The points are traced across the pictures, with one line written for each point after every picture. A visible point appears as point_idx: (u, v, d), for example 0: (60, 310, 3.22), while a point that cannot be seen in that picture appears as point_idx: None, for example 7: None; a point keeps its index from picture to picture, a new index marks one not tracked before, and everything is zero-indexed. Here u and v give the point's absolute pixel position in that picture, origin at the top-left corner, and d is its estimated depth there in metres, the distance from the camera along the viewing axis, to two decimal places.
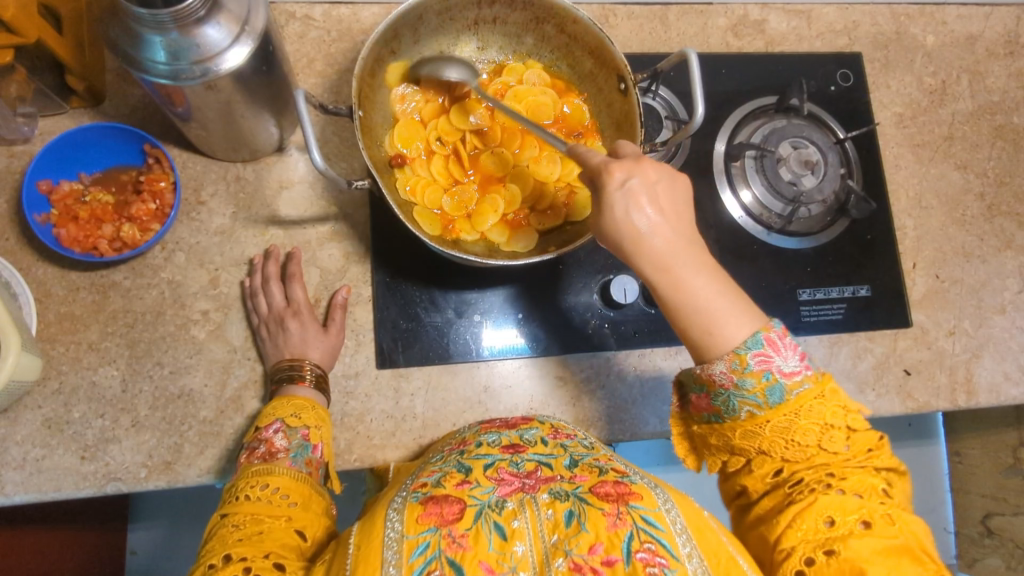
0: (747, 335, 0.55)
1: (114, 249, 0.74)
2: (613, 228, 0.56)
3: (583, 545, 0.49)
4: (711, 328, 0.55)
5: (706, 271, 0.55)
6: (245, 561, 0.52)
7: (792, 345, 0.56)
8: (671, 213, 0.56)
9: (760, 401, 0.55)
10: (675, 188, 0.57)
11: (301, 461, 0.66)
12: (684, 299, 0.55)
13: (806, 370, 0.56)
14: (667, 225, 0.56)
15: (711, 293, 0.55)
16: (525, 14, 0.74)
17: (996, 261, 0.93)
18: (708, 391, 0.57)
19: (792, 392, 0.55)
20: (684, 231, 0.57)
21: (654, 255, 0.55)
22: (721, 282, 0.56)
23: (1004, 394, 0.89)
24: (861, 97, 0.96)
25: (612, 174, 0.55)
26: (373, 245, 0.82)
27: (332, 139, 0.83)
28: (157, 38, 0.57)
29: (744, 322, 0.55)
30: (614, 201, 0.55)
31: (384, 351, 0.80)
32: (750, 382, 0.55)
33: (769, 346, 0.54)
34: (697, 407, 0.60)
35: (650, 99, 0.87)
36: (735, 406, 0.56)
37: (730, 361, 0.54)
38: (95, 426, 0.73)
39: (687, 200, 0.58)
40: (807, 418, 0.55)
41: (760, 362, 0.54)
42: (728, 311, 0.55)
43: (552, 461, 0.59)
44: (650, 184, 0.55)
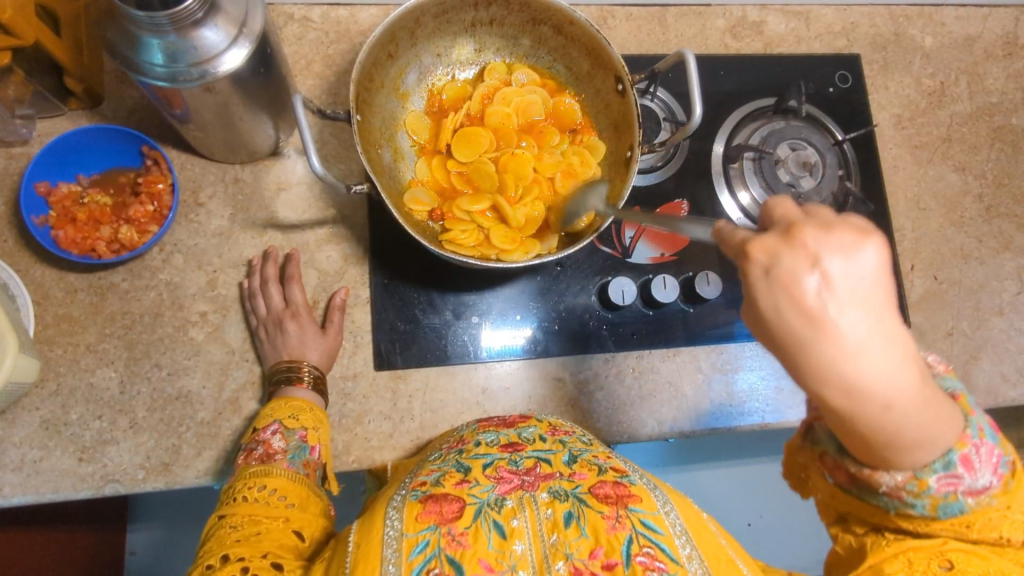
0: (938, 457, 0.39)
1: (112, 251, 0.74)
2: (762, 332, 0.34)
3: (583, 550, 0.50)
4: (896, 456, 0.38)
5: (920, 390, 0.34)
6: (243, 561, 0.53)
7: (988, 454, 0.41)
8: (872, 311, 0.32)
9: (926, 513, 0.43)
10: (872, 264, 0.32)
11: (299, 462, 0.66)
12: (874, 430, 0.35)
13: (997, 484, 0.43)
14: (869, 336, 0.32)
15: (912, 417, 0.36)
16: (521, 16, 0.74)
17: (995, 262, 0.93)
18: (862, 487, 0.44)
19: (969, 508, 0.43)
20: (893, 328, 0.33)
21: (836, 380, 0.33)
22: (929, 396, 0.35)
23: (1002, 396, 0.89)
24: (860, 98, 0.96)
25: (750, 255, 0.34)
26: (371, 246, 0.82)
27: (330, 140, 0.83)
28: (155, 40, 0.57)
29: (941, 438, 0.38)
30: (757, 298, 0.33)
31: (382, 352, 0.80)
32: (924, 502, 0.42)
33: (963, 468, 0.40)
34: (829, 471, 0.46)
35: (648, 100, 0.87)
36: (891, 507, 0.44)
37: (905, 481, 0.41)
38: (93, 428, 0.73)
39: (891, 271, 0.33)
40: (978, 530, 0.44)
41: (944, 484, 0.41)
42: (927, 432, 0.37)
43: (551, 457, 0.59)
44: (827, 268, 0.32)
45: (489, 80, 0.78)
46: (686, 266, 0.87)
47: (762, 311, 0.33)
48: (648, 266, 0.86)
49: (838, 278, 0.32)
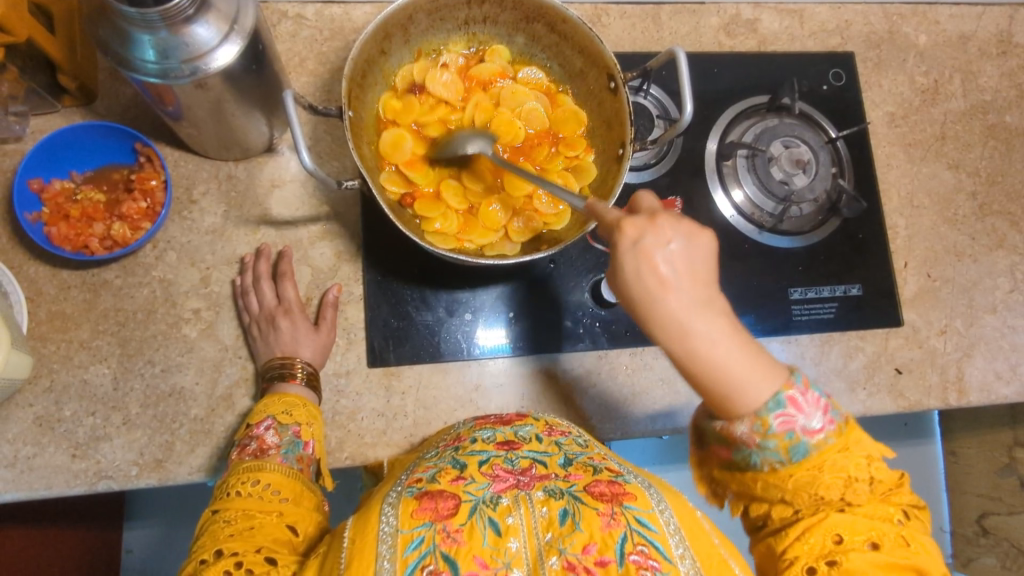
0: (769, 396, 0.50)
1: (104, 248, 0.74)
2: (624, 288, 0.49)
3: (577, 544, 0.49)
4: (739, 403, 0.50)
5: (734, 340, 0.49)
6: (237, 556, 0.53)
7: (815, 400, 0.51)
8: (691, 276, 0.49)
9: (783, 459, 0.52)
10: (698, 246, 0.49)
11: (293, 457, 0.66)
12: (702, 367, 0.49)
13: (830, 426, 0.52)
14: (687, 291, 0.48)
15: (736, 363, 0.49)
16: (515, 14, 0.75)
17: (988, 260, 0.94)
18: (727, 444, 0.53)
19: (816, 448, 0.52)
20: (706, 291, 0.49)
21: (667, 322, 0.48)
22: (743, 343, 0.49)
23: (995, 393, 0.90)
24: (853, 96, 0.96)
25: (623, 231, 0.49)
26: (365, 244, 0.82)
27: (324, 138, 0.83)
28: (146, 37, 0.58)
29: (768, 386, 0.50)
30: (622, 261, 0.49)
31: (376, 349, 0.80)
32: (773, 442, 0.51)
33: (793, 406, 0.50)
34: (716, 454, 0.56)
35: (641, 98, 0.87)
36: (757, 463, 0.53)
37: (753, 424, 0.51)
38: (86, 424, 0.73)
39: (714, 254, 0.50)
40: (832, 476, 0.52)
41: (783, 423, 0.51)
42: (754, 380, 0.50)
43: (546, 459, 0.59)
44: (668, 243, 0.48)
45: (490, 63, 0.78)
46: None
47: (624, 270, 0.49)
48: None
49: (676, 251, 0.48)
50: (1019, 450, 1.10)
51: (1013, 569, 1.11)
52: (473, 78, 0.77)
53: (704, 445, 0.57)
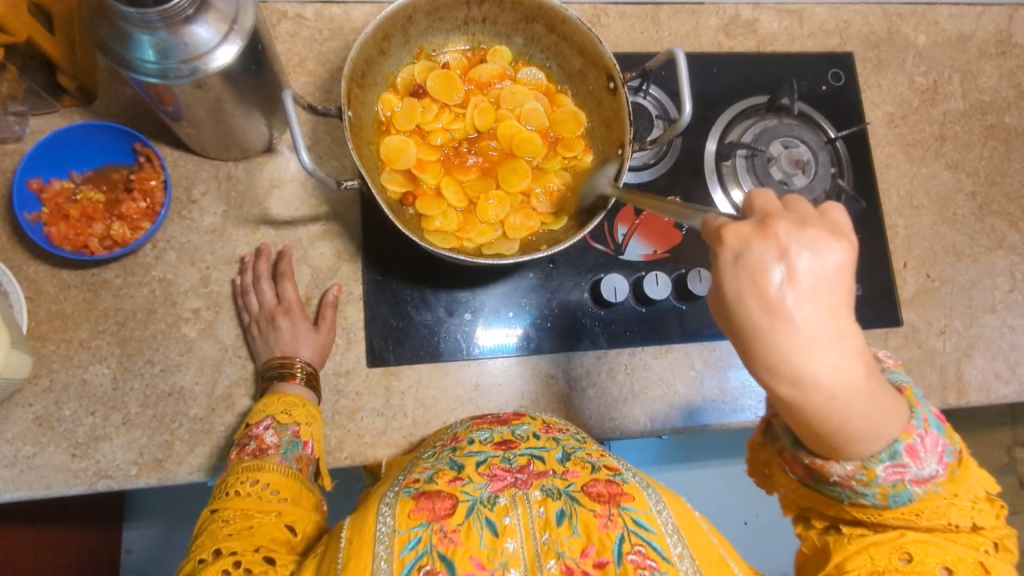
0: (884, 446, 0.46)
1: (104, 247, 0.74)
2: (727, 314, 0.40)
3: (575, 548, 0.50)
4: (841, 443, 0.44)
5: (863, 386, 0.41)
6: (235, 556, 0.53)
7: (931, 444, 0.47)
8: (817, 304, 0.38)
9: (877, 500, 0.49)
10: (827, 263, 0.38)
11: (292, 457, 0.66)
12: (817, 415, 0.41)
13: (942, 471, 0.48)
14: (812, 322, 0.38)
15: (854, 405, 0.41)
16: (514, 14, 0.75)
17: (988, 260, 0.94)
18: (816, 475, 0.50)
19: (917, 491, 0.48)
20: (837, 320, 0.39)
21: (783, 361, 0.39)
22: (870, 388, 0.41)
23: (994, 393, 0.90)
24: (852, 97, 0.96)
25: (725, 242, 0.40)
26: (364, 243, 0.82)
27: (323, 138, 0.83)
28: (146, 37, 0.58)
29: (880, 428, 0.44)
30: (727, 283, 0.39)
31: (375, 349, 0.80)
32: (874, 490, 0.48)
33: (907, 455, 0.46)
34: (785, 465, 0.52)
35: (641, 98, 0.87)
36: (842, 492, 0.50)
37: (855, 470, 0.47)
38: (86, 424, 0.73)
39: (847, 276, 0.39)
40: (927, 516, 0.50)
41: (891, 473, 0.47)
42: (864, 421, 0.43)
43: (544, 455, 0.59)
44: (786, 259, 0.38)
45: (491, 63, 0.78)
46: (680, 263, 0.87)
47: (728, 293, 0.39)
48: (641, 263, 0.86)
49: (802, 274, 0.38)
50: None
51: None
52: (474, 78, 0.78)
53: (775, 455, 0.53)
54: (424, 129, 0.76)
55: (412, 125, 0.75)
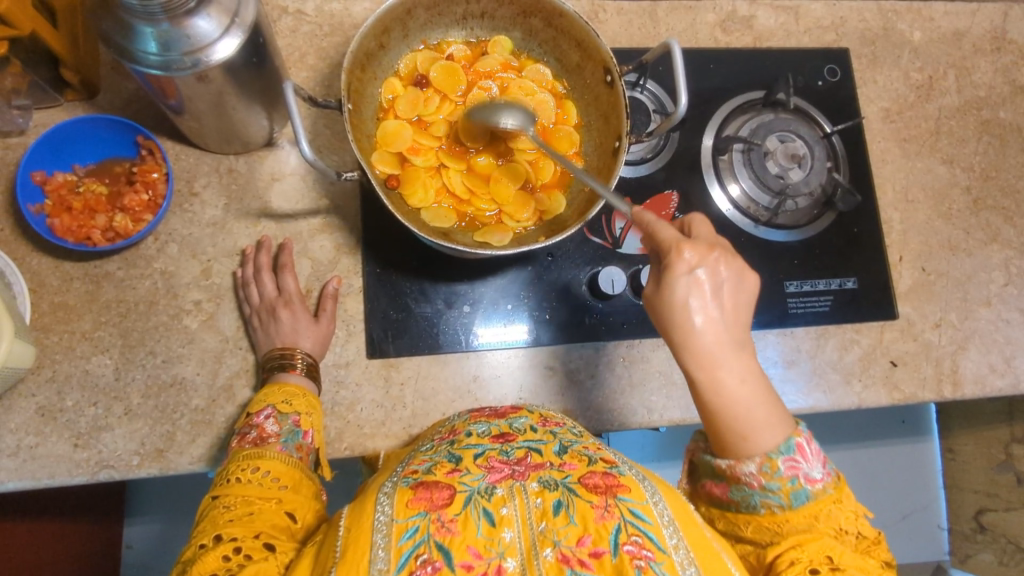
0: (779, 441, 0.56)
1: (107, 239, 0.75)
2: (675, 310, 0.57)
3: (571, 537, 0.50)
4: (746, 433, 0.56)
5: (755, 384, 0.57)
6: (235, 541, 0.54)
7: (817, 452, 0.57)
8: (729, 312, 0.58)
9: (783, 502, 0.55)
10: (741, 287, 0.59)
11: (292, 446, 0.67)
12: (725, 399, 0.56)
13: (829, 477, 0.56)
14: (724, 326, 0.57)
15: (752, 401, 0.56)
16: (511, 9, 0.76)
17: (983, 253, 0.94)
18: (728, 484, 0.57)
19: (815, 497, 0.55)
20: (739, 330, 0.58)
21: (702, 349, 0.57)
22: (763, 388, 0.57)
23: (989, 386, 0.90)
24: (847, 92, 0.97)
25: (682, 256, 0.57)
26: (364, 236, 0.83)
27: (324, 131, 0.84)
28: (149, 29, 0.59)
29: (775, 430, 0.56)
30: (678, 285, 0.57)
31: (375, 340, 0.81)
32: (777, 485, 0.55)
33: (800, 452, 0.56)
34: (710, 492, 0.60)
35: (637, 93, 0.89)
36: (755, 504, 0.56)
37: (761, 464, 0.55)
38: (88, 414, 0.74)
39: (750, 300, 0.59)
40: (824, 524, 0.55)
41: (788, 467, 0.55)
42: (766, 415, 0.56)
43: (541, 448, 0.60)
44: (717, 277, 0.57)
45: (492, 54, 0.78)
46: None
47: (676, 293, 0.57)
48: (638, 256, 0.87)
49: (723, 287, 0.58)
50: (1016, 447, 1.10)
51: (1010, 566, 1.12)
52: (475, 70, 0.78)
53: (702, 485, 0.61)
54: (424, 121, 0.76)
55: (412, 113, 0.76)
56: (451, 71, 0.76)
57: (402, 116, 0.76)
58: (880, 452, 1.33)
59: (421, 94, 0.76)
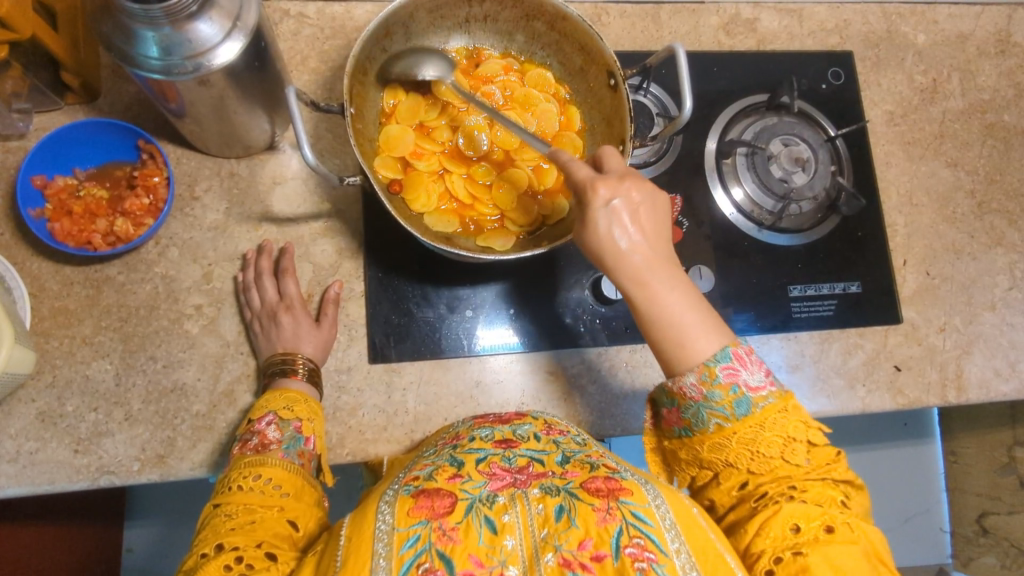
0: (715, 349, 0.57)
1: (108, 244, 0.75)
2: (598, 244, 0.57)
3: (572, 541, 0.50)
4: (686, 347, 0.57)
5: (689, 296, 0.58)
6: (237, 551, 0.53)
7: (757, 361, 0.59)
8: (652, 234, 0.58)
9: (727, 412, 0.57)
10: (656, 205, 0.58)
11: (294, 452, 0.66)
12: (661, 317, 0.57)
13: (770, 386, 0.58)
14: (649, 247, 0.57)
15: (687, 312, 0.57)
16: (515, 11, 0.75)
17: (988, 257, 0.94)
18: (679, 404, 0.60)
19: (757, 405, 0.57)
20: (664, 247, 0.58)
21: (634, 273, 0.57)
22: (696, 299, 0.58)
23: (994, 390, 0.90)
24: (851, 95, 0.96)
25: (597, 191, 0.56)
26: (367, 240, 0.82)
27: (325, 135, 0.83)
28: (150, 33, 0.58)
29: (713, 337, 0.57)
30: (598, 220, 0.56)
31: (377, 345, 0.80)
32: (718, 394, 0.57)
33: (738, 361, 0.57)
34: (669, 421, 0.62)
35: (641, 96, 0.88)
36: (704, 418, 0.58)
37: (700, 374, 0.57)
38: (88, 419, 0.73)
39: (668, 217, 0.59)
40: (771, 431, 0.57)
41: (727, 375, 0.57)
42: (702, 325, 0.57)
43: (544, 457, 0.59)
44: (633, 203, 0.57)
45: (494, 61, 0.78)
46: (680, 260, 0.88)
47: (598, 229, 0.56)
48: None
49: (641, 212, 0.57)
50: (1018, 450, 1.09)
51: (1012, 569, 1.12)
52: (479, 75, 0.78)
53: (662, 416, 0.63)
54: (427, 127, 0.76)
55: (416, 119, 0.76)
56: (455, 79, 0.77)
57: (405, 122, 0.75)
58: (882, 454, 1.32)
59: (423, 100, 0.76)
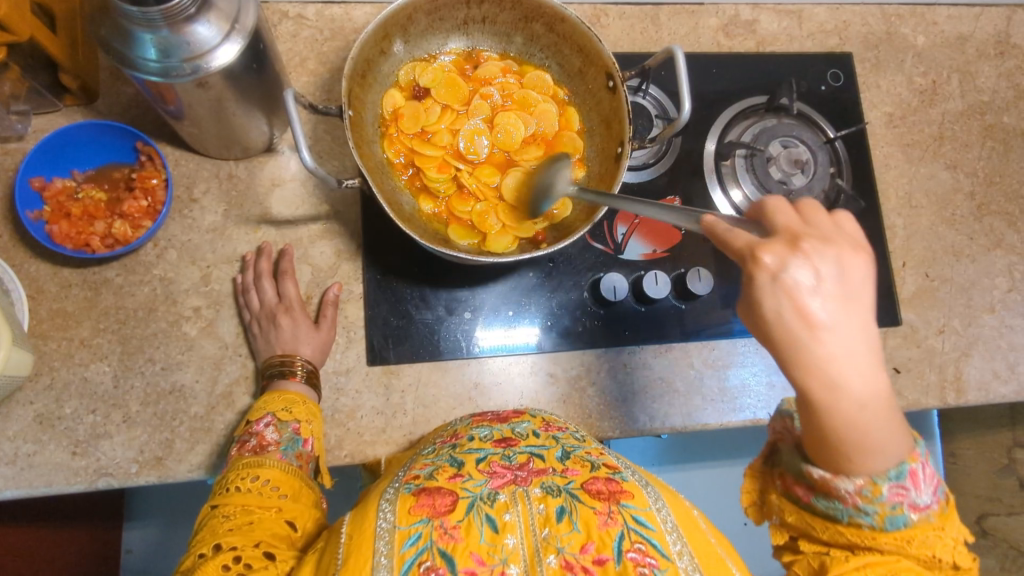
0: (891, 466, 0.46)
1: (106, 245, 0.74)
2: (763, 326, 0.42)
3: (574, 544, 0.50)
4: (855, 460, 0.45)
5: (881, 400, 0.43)
6: (235, 551, 0.53)
7: (930, 475, 0.47)
8: (847, 318, 0.42)
9: (875, 524, 0.47)
10: (851, 278, 0.42)
11: (292, 454, 0.66)
12: (839, 425, 0.44)
13: (935, 505, 0.48)
14: (842, 336, 0.41)
15: (873, 421, 0.44)
16: (514, 13, 0.75)
17: (986, 260, 0.94)
18: (817, 492, 0.49)
19: (913, 525, 0.47)
20: (864, 334, 0.42)
21: (816, 369, 0.42)
22: (889, 403, 0.44)
23: (993, 392, 0.90)
24: (851, 97, 0.96)
25: (760, 261, 0.41)
26: (365, 242, 0.82)
27: (324, 137, 0.83)
28: (148, 35, 0.58)
29: (891, 451, 0.45)
30: (763, 298, 0.42)
31: (375, 347, 0.80)
32: (874, 510, 0.47)
33: (911, 480, 0.46)
34: (789, 487, 0.52)
35: (640, 98, 0.88)
36: (842, 517, 0.48)
37: (862, 486, 0.46)
38: (86, 421, 0.73)
39: (869, 288, 0.42)
40: (918, 549, 0.48)
41: (894, 494, 0.46)
42: (884, 439, 0.45)
43: (544, 453, 0.59)
44: (818, 279, 0.41)
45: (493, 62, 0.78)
46: (680, 262, 0.87)
47: (764, 310, 0.42)
48: (641, 263, 0.87)
49: (829, 292, 0.41)
50: (1018, 451, 1.13)
51: (1012, 571, 1.12)
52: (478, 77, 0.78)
53: (782, 477, 0.53)
54: (426, 130, 0.76)
55: (416, 126, 0.76)
56: (454, 82, 0.77)
57: (405, 127, 0.75)
58: None
59: (422, 105, 0.76)
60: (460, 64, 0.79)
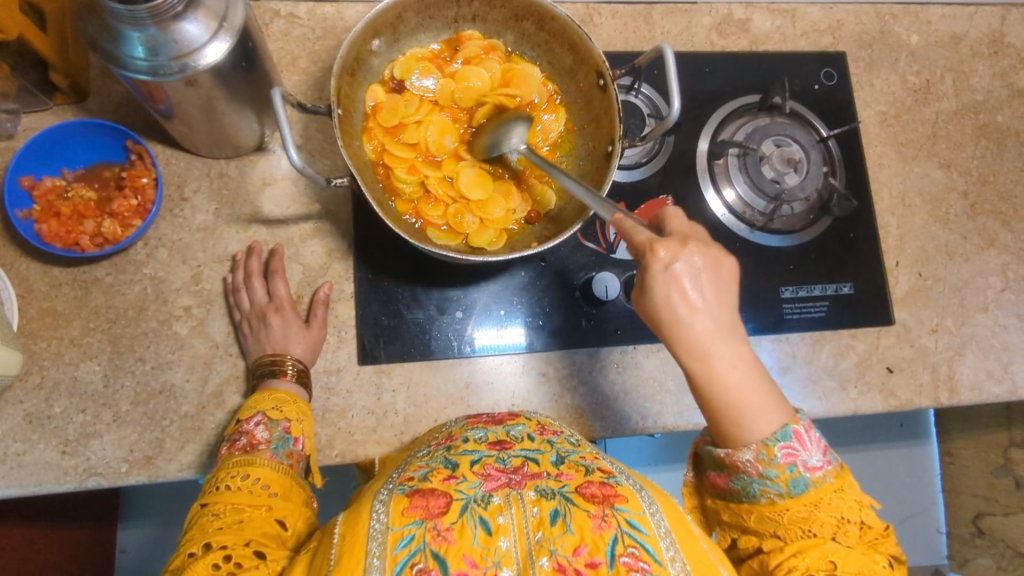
0: (774, 428, 0.57)
1: (95, 245, 0.74)
2: (656, 310, 0.56)
3: (567, 546, 0.49)
4: (741, 422, 0.57)
5: (747, 369, 0.57)
6: (225, 550, 0.53)
7: (817, 439, 0.58)
8: (715, 302, 0.57)
9: (781, 491, 0.57)
10: (721, 272, 0.57)
11: (283, 453, 0.66)
12: (718, 391, 0.57)
13: (828, 465, 0.57)
14: (710, 316, 0.56)
15: (746, 386, 0.57)
16: (503, 12, 0.75)
17: (980, 259, 0.94)
18: (729, 473, 0.59)
19: (814, 485, 0.56)
20: (727, 317, 0.57)
21: (692, 341, 0.56)
22: (755, 372, 0.57)
23: (986, 392, 0.89)
24: (844, 96, 0.96)
25: (657, 253, 0.55)
26: (356, 241, 0.82)
27: (315, 136, 0.83)
28: (135, 33, 0.58)
29: (771, 417, 0.57)
30: (656, 285, 0.55)
31: (366, 346, 0.80)
32: (774, 472, 0.56)
33: (797, 441, 0.57)
34: (714, 483, 0.61)
35: (632, 97, 0.88)
36: (755, 492, 0.57)
37: (758, 451, 0.56)
38: (76, 421, 0.73)
39: (733, 283, 0.58)
40: (825, 511, 0.56)
41: (786, 455, 0.56)
42: (758, 402, 0.57)
43: (538, 457, 0.59)
44: (696, 270, 0.55)
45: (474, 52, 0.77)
46: None
47: (657, 295, 0.56)
48: (633, 262, 0.87)
49: (703, 281, 0.56)
50: (1014, 451, 1.09)
51: (1007, 571, 1.12)
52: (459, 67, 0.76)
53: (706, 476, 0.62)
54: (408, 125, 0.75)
55: (395, 120, 0.74)
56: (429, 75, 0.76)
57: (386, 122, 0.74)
58: (877, 456, 1.32)
59: (402, 99, 0.75)
60: (441, 55, 0.77)
